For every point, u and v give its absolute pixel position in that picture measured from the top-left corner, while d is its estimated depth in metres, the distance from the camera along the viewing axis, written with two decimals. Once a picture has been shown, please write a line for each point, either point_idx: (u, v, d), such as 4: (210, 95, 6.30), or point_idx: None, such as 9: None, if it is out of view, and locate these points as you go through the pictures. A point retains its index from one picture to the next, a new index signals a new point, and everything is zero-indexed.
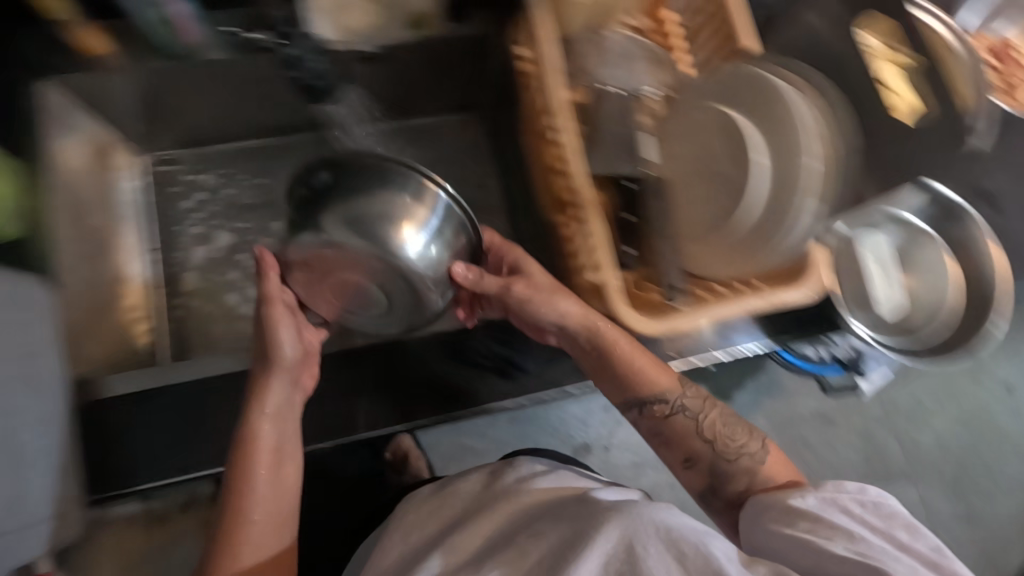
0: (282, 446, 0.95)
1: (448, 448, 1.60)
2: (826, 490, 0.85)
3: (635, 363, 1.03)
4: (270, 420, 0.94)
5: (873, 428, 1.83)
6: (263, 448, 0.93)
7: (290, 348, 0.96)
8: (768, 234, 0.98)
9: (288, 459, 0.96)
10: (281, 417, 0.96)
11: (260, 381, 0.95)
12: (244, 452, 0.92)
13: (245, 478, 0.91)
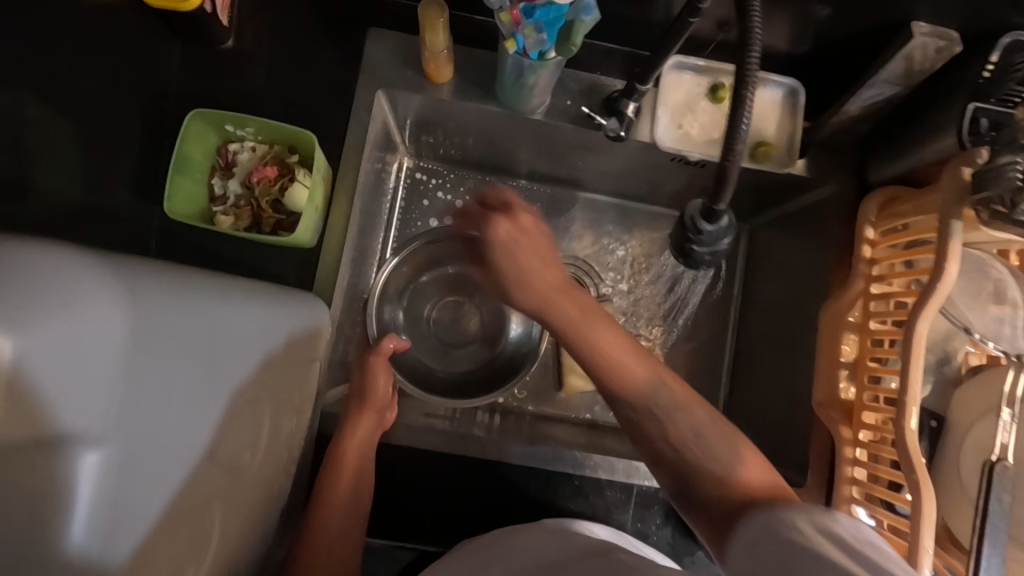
0: (366, 462, 0.69)
1: None
2: (827, 522, 0.43)
3: (605, 364, 0.55)
4: (359, 446, 0.69)
5: None
6: (346, 466, 0.68)
7: (385, 392, 0.73)
8: None
9: (365, 477, 0.69)
10: (368, 443, 0.70)
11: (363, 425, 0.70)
12: (331, 467, 0.69)
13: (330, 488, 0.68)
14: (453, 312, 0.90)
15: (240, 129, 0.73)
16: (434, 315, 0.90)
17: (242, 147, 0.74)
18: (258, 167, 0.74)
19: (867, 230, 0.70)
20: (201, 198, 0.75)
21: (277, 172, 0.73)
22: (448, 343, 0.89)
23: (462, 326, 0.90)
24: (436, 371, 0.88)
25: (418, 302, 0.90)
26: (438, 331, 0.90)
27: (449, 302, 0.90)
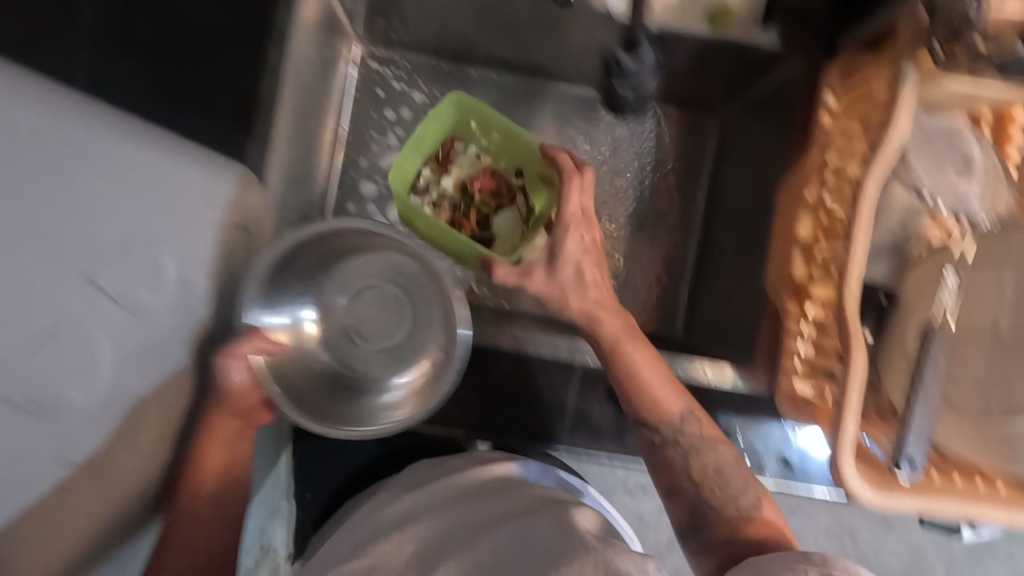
0: (235, 461, 0.68)
1: None
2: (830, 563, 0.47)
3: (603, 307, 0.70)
4: (223, 447, 0.68)
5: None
6: (210, 466, 0.66)
7: (245, 389, 0.67)
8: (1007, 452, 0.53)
9: (237, 474, 0.69)
10: (234, 439, 0.69)
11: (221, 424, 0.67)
12: (189, 469, 0.66)
13: (191, 494, 0.65)
14: (370, 301, 0.81)
15: (481, 129, 0.84)
16: (359, 313, 0.80)
17: (467, 149, 0.87)
18: (475, 174, 0.87)
19: (827, 98, 0.66)
20: (409, 182, 0.84)
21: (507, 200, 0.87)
22: (376, 338, 0.80)
23: (389, 301, 0.81)
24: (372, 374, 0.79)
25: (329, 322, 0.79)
26: (361, 332, 0.80)
27: (357, 292, 0.80)
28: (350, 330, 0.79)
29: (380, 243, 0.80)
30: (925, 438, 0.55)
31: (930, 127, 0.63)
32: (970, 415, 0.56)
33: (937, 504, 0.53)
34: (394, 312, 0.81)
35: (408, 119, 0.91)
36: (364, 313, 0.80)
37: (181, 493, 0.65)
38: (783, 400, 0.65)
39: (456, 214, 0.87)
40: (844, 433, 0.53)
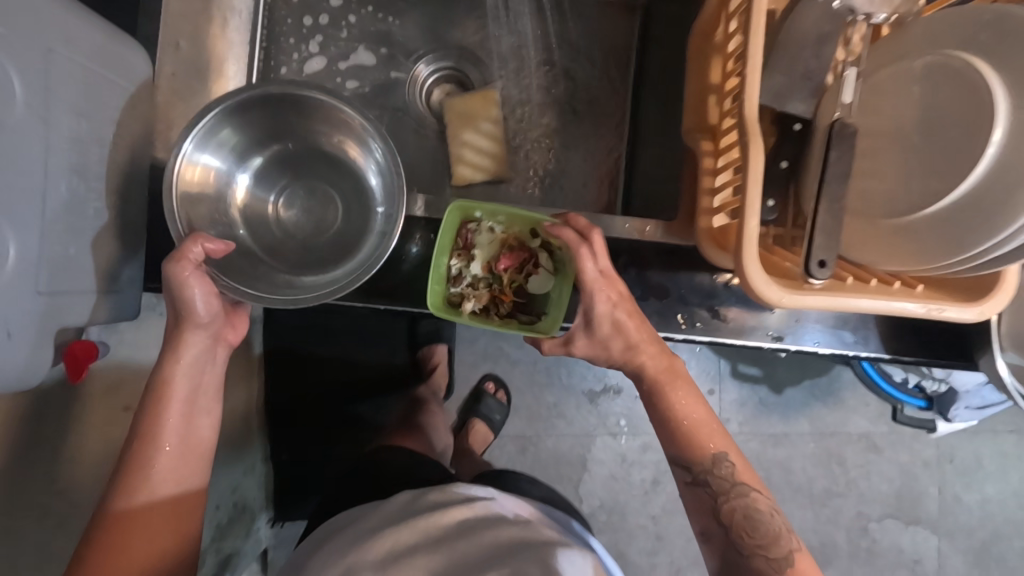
0: (200, 390, 0.68)
1: (470, 346, 1.33)
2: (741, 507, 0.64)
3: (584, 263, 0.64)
4: (186, 372, 0.66)
5: (903, 484, 1.52)
6: (175, 395, 0.66)
7: (207, 306, 0.65)
8: (925, 247, 0.52)
9: (204, 409, 0.68)
10: (198, 368, 0.68)
11: (190, 343, 0.66)
12: (156, 398, 0.65)
13: (157, 429, 0.65)
14: (306, 200, 0.81)
15: (487, 215, 0.72)
16: (285, 210, 0.80)
17: (482, 227, 0.72)
18: (499, 253, 0.74)
19: None
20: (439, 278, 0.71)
21: (523, 259, 0.74)
22: (296, 235, 0.80)
23: (319, 214, 0.81)
24: (281, 267, 0.78)
25: (257, 196, 0.79)
26: (283, 223, 0.80)
27: (291, 189, 0.80)
28: (273, 217, 0.80)
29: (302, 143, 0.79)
30: (835, 241, 0.53)
31: None
32: (880, 214, 0.55)
33: (856, 297, 0.52)
34: (318, 222, 0.80)
35: (325, 23, 0.87)
36: (294, 216, 0.80)
37: (155, 417, 0.65)
38: (706, 238, 0.63)
39: (494, 300, 0.74)
40: (746, 231, 0.52)
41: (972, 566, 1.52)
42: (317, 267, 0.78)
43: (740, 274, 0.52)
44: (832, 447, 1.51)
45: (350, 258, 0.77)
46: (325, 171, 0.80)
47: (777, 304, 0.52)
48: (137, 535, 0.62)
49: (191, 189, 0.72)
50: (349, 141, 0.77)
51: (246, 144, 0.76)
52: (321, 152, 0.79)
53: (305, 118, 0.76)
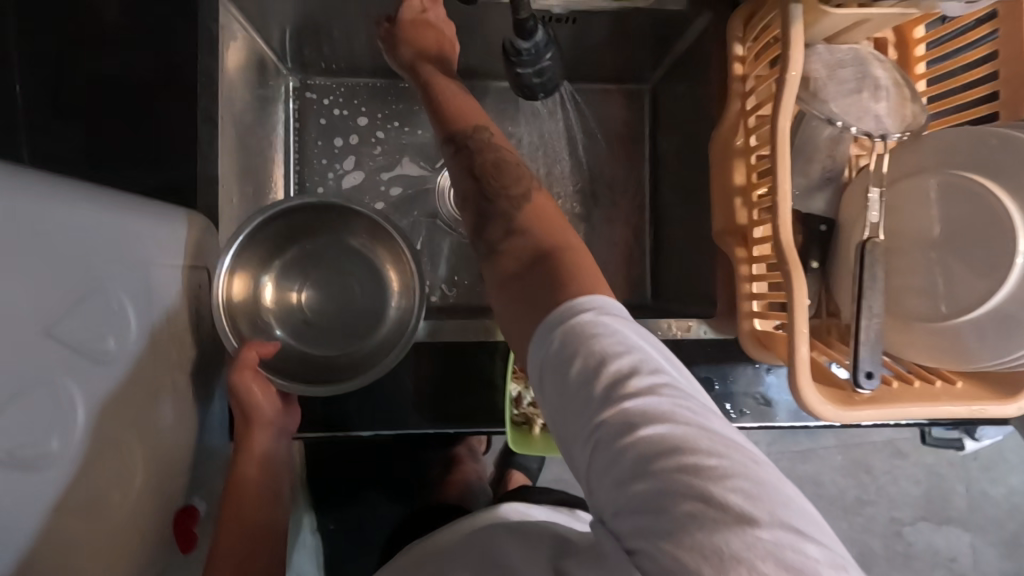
0: (268, 478, 0.76)
1: None
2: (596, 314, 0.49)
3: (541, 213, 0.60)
4: (256, 464, 0.74)
5: (931, 485, 1.57)
6: (246, 485, 0.74)
7: (270, 405, 0.73)
8: (963, 351, 0.56)
9: (268, 491, 0.76)
10: (266, 459, 0.75)
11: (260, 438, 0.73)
12: (231, 488, 0.74)
13: (232, 513, 0.73)
14: (325, 285, 0.85)
15: None
16: (308, 299, 0.84)
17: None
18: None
19: (736, 48, 0.69)
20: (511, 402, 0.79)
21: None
22: (321, 322, 0.84)
23: (341, 299, 0.85)
24: (315, 353, 0.82)
25: (282, 289, 0.82)
26: (309, 313, 0.83)
27: (314, 279, 0.84)
28: (299, 307, 0.83)
29: (329, 236, 0.84)
30: (879, 351, 0.58)
31: (837, 57, 0.66)
32: (916, 317, 0.59)
33: (903, 406, 0.56)
34: (342, 308, 0.84)
35: (355, 144, 0.93)
36: (316, 300, 0.84)
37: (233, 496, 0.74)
38: (748, 338, 0.68)
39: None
40: (797, 356, 0.56)
41: (1006, 557, 1.57)
42: (345, 351, 0.83)
43: (795, 395, 0.56)
44: (859, 456, 1.57)
45: (381, 340, 0.82)
46: (348, 261, 0.85)
47: (833, 420, 0.56)
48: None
49: (231, 293, 0.74)
50: (377, 241, 0.83)
51: (275, 241, 0.80)
52: (347, 244, 0.84)
53: (332, 219, 0.82)
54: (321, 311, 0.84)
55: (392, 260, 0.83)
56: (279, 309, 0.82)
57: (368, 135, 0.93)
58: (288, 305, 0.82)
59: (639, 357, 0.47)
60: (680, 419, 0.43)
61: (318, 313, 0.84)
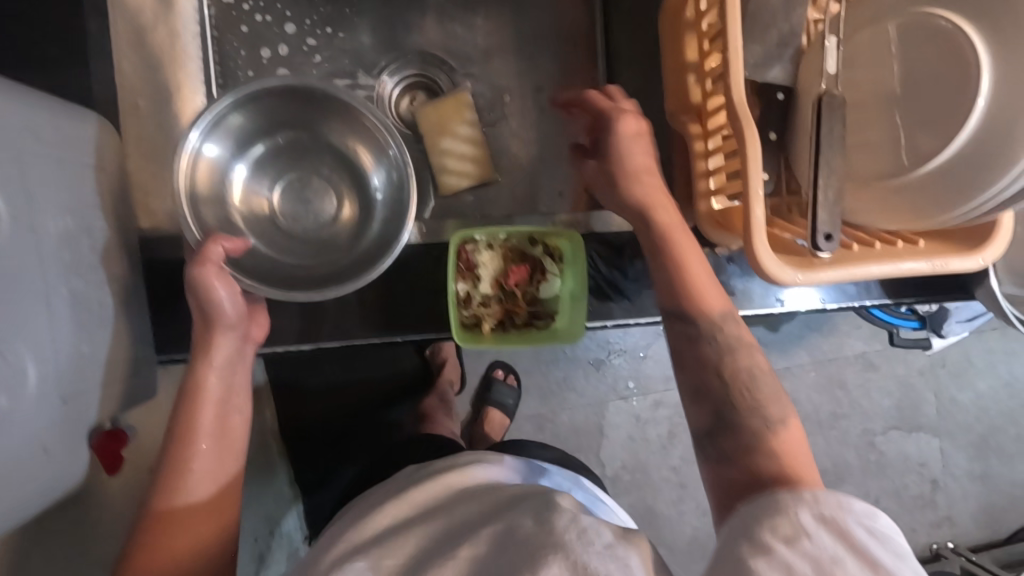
0: (233, 391, 0.65)
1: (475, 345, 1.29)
2: (819, 502, 0.47)
3: (700, 283, 0.63)
4: (220, 373, 0.63)
5: None
6: (209, 396, 0.62)
7: (234, 306, 0.62)
8: (927, 203, 0.54)
9: (238, 408, 0.65)
10: (230, 368, 0.64)
11: (220, 343, 0.63)
12: (189, 401, 0.62)
13: (192, 428, 0.61)
14: (301, 192, 0.80)
15: (484, 235, 0.74)
16: (282, 206, 0.79)
17: (481, 247, 0.74)
18: (503, 268, 0.76)
19: None
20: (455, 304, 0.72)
21: (528, 272, 0.76)
22: (295, 231, 0.79)
23: (318, 208, 0.80)
24: (287, 262, 0.76)
25: (253, 190, 0.78)
26: (283, 222, 0.78)
27: (288, 184, 0.79)
28: (271, 213, 0.78)
29: (302, 137, 0.79)
30: (838, 213, 0.54)
31: None
32: (876, 176, 0.57)
33: (863, 265, 0.53)
34: (319, 219, 0.79)
35: (286, 55, 0.84)
36: (291, 208, 0.79)
37: (183, 422, 0.61)
38: (706, 221, 0.64)
39: (508, 312, 0.77)
40: (752, 217, 0.53)
41: (973, 458, 1.45)
42: (321, 261, 0.77)
43: (751, 259, 0.53)
44: (833, 372, 1.43)
45: (362, 248, 0.77)
46: (327, 164, 0.80)
47: (792, 283, 0.53)
48: (182, 539, 0.59)
49: (195, 177, 0.70)
50: (356, 135, 0.78)
51: (249, 134, 0.75)
52: (325, 144, 0.79)
53: (311, 111, 0.76)
54: (298, 221, 0.79)
55: (368, 151, 0.78)
56: (252, 211, 0.77)
57: (296, 40, 0.84)
58: (264, 209, 0.78)
59: (804, 503, 0.48)
60: (838, 560, 0.43)
61: (296, 224, 0.79)
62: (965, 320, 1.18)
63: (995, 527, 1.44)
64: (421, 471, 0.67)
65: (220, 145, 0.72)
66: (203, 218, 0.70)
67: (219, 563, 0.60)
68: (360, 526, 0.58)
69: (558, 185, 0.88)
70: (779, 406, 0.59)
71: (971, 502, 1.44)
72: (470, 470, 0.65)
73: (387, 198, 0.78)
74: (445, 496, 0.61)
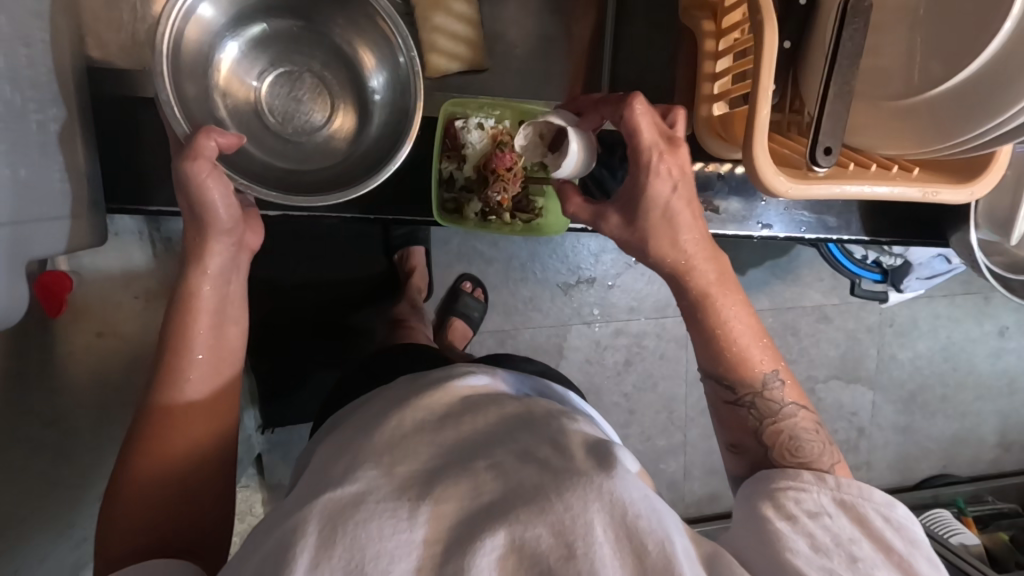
0: (229, 300, 0.58)
1: (441, 252, 1.23)
2: (842, 488, 0.48)
3: (733, 331, 0.57)
4: (215, 282, 0.57)
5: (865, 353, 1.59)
6: (204, 305, 0.56)
7: (230, 213, 0.56)
8: (931, 128, 0.54)
9: (235, 318, 0.58)
10: (225, 278, 0.58)
11: (214, 251, 0.56)
12: (181, 310, 0.55)
13: (186, 338, 0.55)
14: (291, 87, 0.72)
15: (474, 111, 0.74)
16: (271, 100, 0.72)
17: (471, 126, 0.73)
18: (490, 152, 0.74)
19: None
20: (438, 183, 0.73)
21: (515, 158, 0.74)
22: (284, 131, 0.72)
23: (308, 109, 0.73)
24: (274, 161, 0.69)
25: (240, 76, 0.70)
26: (269, 119, 0.71)
27: (278, 76, 0.72)
28: (257, 107, 0.71)
29: (299, 25, 0.71)
30: (842, 125, 0.54)
31: None
32: (889, 96, 0.57)
33: (855, 183, 0.54)
34: (308, 121, 0.73)
35: None
36: (278, 102, 0.72)
37: (174, 333, 0.55)
38: (704, 129, 0.63)
39: (489, 200, 0.75)
40: (757, 119, 0.52)
41: (900, 412, 1.44)
42: (308, 166, 0.71)
43: (748, 163, 0.53)
44: (787, 319, 1.37)
45: (356, 155, 0.71)
46: (322, 59, 0.73)
47: (782, 194, 0.54)
48: (177, 446, 0.53)
49: (183, 43, 0.62)
50: (358, 33, 0.70)
51: (246, 10, 0.68)
52: (323, 37, 0.72)
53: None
54: (287, 120, 0.72)
55: (371, 54, 0.71)
56: (233, 99, 0.69)
57: None
58: (248, 100, 0.71)
59: (826, 487, 0.48)
60: (856, 541, 0.44)
61: (283, 123, 0.72)
62: (923, 278, 1.22)
63: (906, 474, 1.46)
64: (420, 380, 0.56)
65: (215, 15, 0.65)
66: (186, 92, 0.62)
67: (219, 471, 0.56)
68: (366, 438, 0.47)
69: (548, 82, 0.83)
70: (831, 452, 0.55)
71: (889, 451, 1.45)
72: (471, 379, 0.54)
73: (387, 109, 0.71)
74: (455, 402, 0.50)
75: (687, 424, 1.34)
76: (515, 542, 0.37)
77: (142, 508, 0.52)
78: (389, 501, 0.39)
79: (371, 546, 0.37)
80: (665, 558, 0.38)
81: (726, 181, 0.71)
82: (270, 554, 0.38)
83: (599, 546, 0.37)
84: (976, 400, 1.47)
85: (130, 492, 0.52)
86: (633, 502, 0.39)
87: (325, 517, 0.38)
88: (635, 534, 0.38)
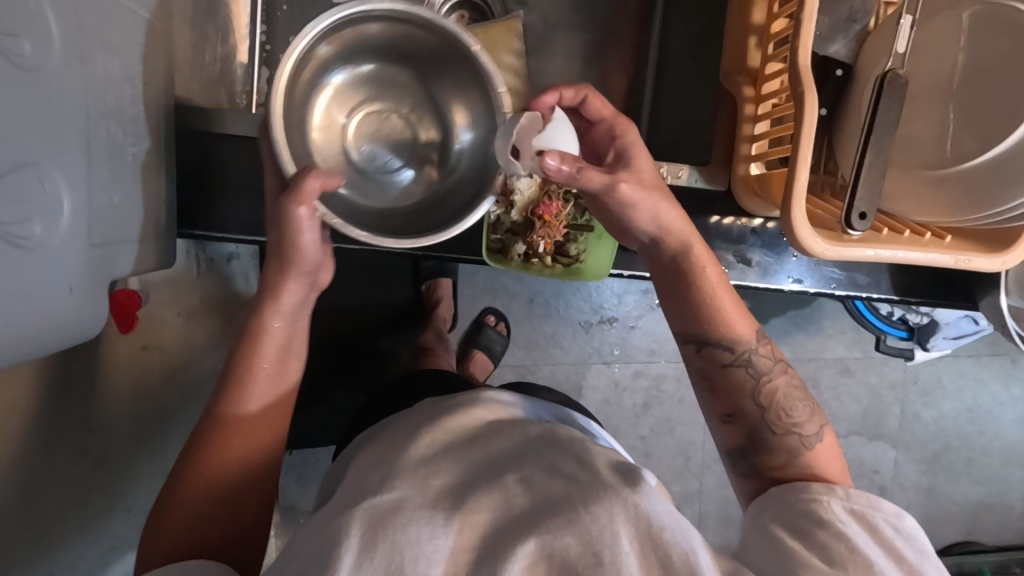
0: (295, 337, 0.62)
1: (468, 284, 1.27)
2: (851, 499, 0.50)
3: (729, 311, 0.63)
4: (285, 319, 0.60)
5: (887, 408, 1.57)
6: (272, 341, 0.59)
7: (315, 255, 0.59)
8: (959, 199, 0.57)
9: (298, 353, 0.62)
10: (296, 315, 0.61)
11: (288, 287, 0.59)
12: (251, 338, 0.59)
13: (251, 361, 0.58)
14: (379, 127, 0.75)
15: None
16: (358, 139, 0.74)
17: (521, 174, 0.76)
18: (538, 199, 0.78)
19: None
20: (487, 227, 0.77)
21: (561, 206, 0.78)
22: (366, 168, 0.74)
23: (392, 149, 0.75)
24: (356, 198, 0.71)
25: (333, 116, 0.73)
26: (355, 156, 0.74)
27: (369, 113, 0.75)
28: (345, 144, 0.73)
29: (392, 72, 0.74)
30: (876, 193, 0.56)
31: None
32: (917, 164, 0.60)
33: (886, 248, 0.57)
34: (391, 159, 0.75)
35: None
36: (366, 142, 0.74)
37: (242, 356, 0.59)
38: (741, 186, 0.67)
39: (533, 243, 0.79)
40: (795, 183, 0.55)
41: (923, 472, 1.41)
42: (388, 205, 0.72)
43: (785, 227, 0.56)
44: (809, 370, 1.36)
45: (432, 199, 0.73)
46: (410, 104, 0.75)
47: (818, 255, 0.56)
48: (228, 460, 0.56)
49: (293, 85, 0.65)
50: (449, 85, 0.72)
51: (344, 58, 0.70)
52: (413, 83, 0.74)
53: (415, 51, 0.71)
54: (371, 158, 0.74)
55: (459, 104, 0.73)
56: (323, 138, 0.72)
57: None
58: (336, 138, 0.73)
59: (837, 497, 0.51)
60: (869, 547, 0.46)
61: (367, 160, 0.74)
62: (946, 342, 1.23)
63: (929, 539, 1.42)
64: (445, 402, 0.57)
65: (316, 68, 0.67)
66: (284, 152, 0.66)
67: (262, 483, 0.58)
68: (402, 451, 0.49)
69: None
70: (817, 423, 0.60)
71: (911, 513, 1.41)
72: (496, 405, 0.56)
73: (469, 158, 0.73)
74: (482, 426, 0.52)
75: (704, 471, 1.33)
76: (545, 550, 0.38)
77: (190, 512, 0.54)
78: (425, 509, 0.41)
79: (409, 549, 0.39)
80: (688, 568, 0.39)
81: (758, 236, 0.73)
82: (315, 556, 0.41)
83: (626, 556, 0.38)
84: (1003, 465, 1.44)
85: (184, 492, 0.55)
86: (657, 515, 0.40)
87: (367, 522, 0.40)
88: (660, 545, 0.39)
